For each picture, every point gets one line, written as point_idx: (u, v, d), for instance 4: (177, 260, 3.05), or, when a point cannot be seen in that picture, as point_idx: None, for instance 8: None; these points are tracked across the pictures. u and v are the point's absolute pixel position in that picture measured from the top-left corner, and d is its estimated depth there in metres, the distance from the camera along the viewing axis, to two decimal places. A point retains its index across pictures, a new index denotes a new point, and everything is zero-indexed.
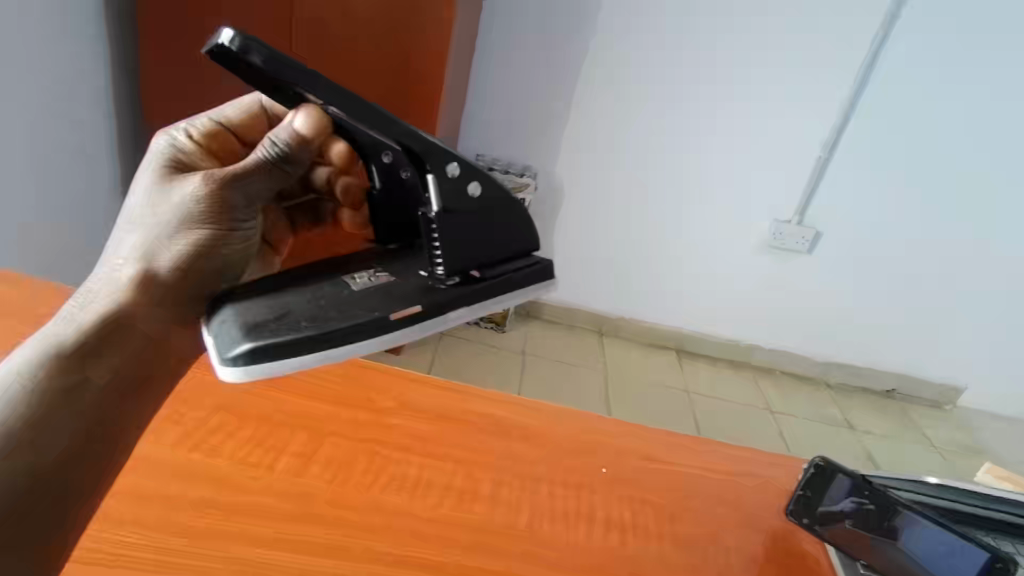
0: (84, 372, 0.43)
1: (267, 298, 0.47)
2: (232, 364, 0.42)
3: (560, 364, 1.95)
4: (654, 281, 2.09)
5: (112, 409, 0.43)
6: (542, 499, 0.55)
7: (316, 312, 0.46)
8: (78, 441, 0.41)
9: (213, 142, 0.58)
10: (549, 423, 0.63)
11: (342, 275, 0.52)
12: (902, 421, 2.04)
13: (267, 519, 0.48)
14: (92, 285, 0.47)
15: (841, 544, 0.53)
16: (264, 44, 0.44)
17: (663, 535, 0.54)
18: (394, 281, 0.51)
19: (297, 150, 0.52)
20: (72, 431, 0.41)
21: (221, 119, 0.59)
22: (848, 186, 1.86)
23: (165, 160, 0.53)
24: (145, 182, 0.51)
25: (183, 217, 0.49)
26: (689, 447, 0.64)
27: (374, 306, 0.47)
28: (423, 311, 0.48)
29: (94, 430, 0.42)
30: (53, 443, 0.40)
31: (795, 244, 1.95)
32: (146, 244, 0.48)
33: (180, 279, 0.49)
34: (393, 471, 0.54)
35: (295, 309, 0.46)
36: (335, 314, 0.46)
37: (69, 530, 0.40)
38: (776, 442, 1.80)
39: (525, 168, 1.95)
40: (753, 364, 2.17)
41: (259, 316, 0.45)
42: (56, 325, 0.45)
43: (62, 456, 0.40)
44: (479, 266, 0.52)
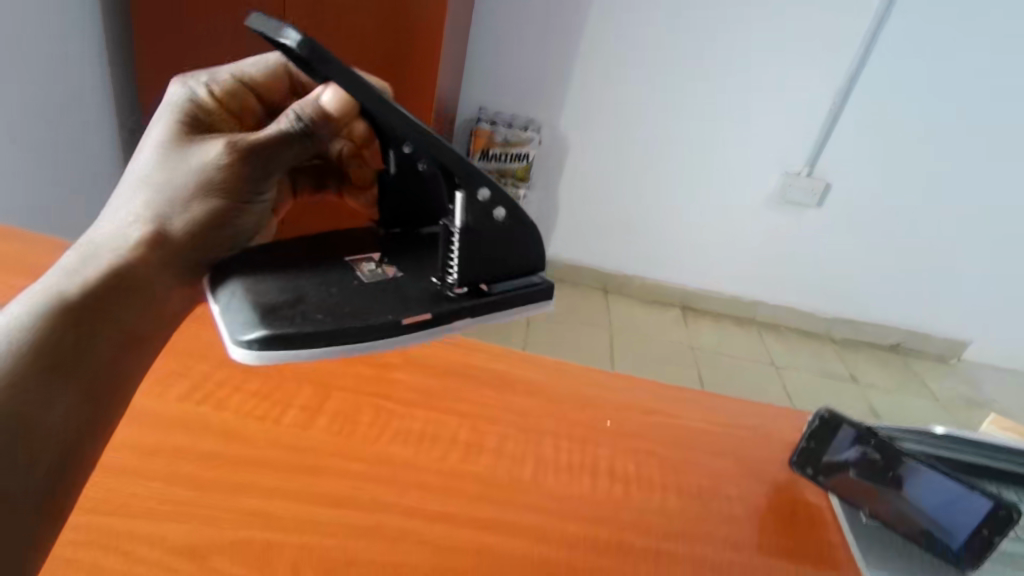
0: (84, 331, 0.42)
1: (279, 283, 0.46)
2: (245, 346, 0.41)
3: (564, 321, 1.96)
4: (659, 238, 2.07)
5: (107, 375, 0.42)
6: (547, 451, 0.55)
7: (330, 304, 0.45)
8: (76, 401, 0.40)
9: (235, 101, 0.57)
10: (554, 379, 0.63)
11: (351, 261, 0.51)
12: (905, 372, 2.06)
13: (273, 470, 0.48)
14: (96, 234, 0.47)
15: (844, 493, 0.54)
16: (328, 52, 0.41)
17: (666, 486, 0.54)
18: (404, 278, 0.50)
19: (318, 125, 0.54)
20: (68, 389, 0.40)
21: (243, 76, 0.58)
22: (859, 143, 1.83)
23: (181, 114, 0.53)
24: (157, 137, 0.52)
25: (199, 182, 0.50)
26: (692, 400, 0.65)
27: (387, 306, 0.46)
28: (432, 319, 0.46)
29: (93, 393, 0.41)
30: (52, 397, 0.39)
31: (803, 197, 1.92)
32: (156, 206, 0.49)
33: (188, 241, 0.50)
34: (401, 423, 0.54)
35: (309, 296, 0.45)
36: (349, 308, 0.45)
37: (68, 481, 0.38)
38: (778, 395, 1.82)
39: (528, 121, 1.91)
40: (757, 319, 2.17)
41: (273, 300, 0.44)
42: (59, 276, 0.44)
43: (57, 416, 0.39)
44: (489, 279, 0.50)
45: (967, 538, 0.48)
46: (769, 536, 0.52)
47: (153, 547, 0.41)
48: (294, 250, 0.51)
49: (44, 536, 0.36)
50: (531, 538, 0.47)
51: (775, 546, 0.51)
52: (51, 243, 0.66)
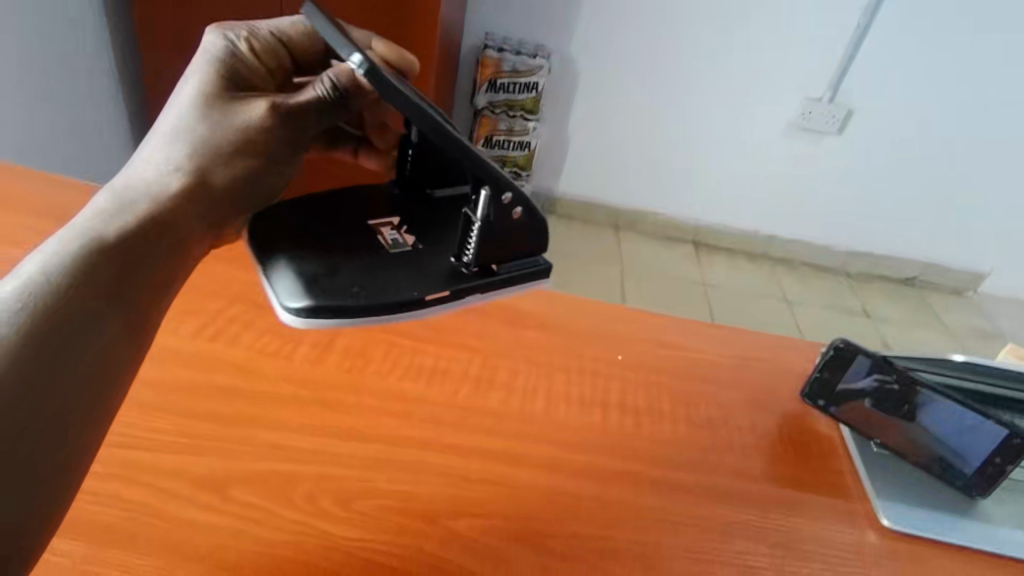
0: (120, 278, 0.37)
1: (319, 253, 0.44)
2: (293, 311, 0.39)
3: (576, 258, 1.96)
4: (674, 171, 2.05)
5: (138, 328, 0.37)
6: (559, 385, 0.55)
7: (361, 276, 0.43)
8: (99, 353, 0.35)
9: (272, 60, 0.51)
10: (565, 314, 0.63)
11: (372, 225, 0.48)
12: (918, 305, 2.07)
13: (286, 405, 0.48)
14: (134, 174, 0.41)
15: (855, 423, 0.54)
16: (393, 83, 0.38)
17: (678, 417, 0.54)
18: (424, 249, 0.46)
19: (354, 96, 0.50)
20: (95, 341, 0.35)
21: (279, 34, 0.53)
22: (881, 66, 1.81)
23: (220, 66, 0.47)
24: (196, 86, 0.46)
25: (239, 141, 0.45)
26: (705, 333, 0.64)
27: (408, 281, 0.43)
28: (451, 296, 0.43)
29: (119, 343, 0.36)
30: (68, 348, 0.34)
31: (823, 124, 1.90)
32: (195, 159, 0.43)
33: (229, 199, 0.44)
34: (411, 358, 0.54)
35: (345, 267, 0.43)
36: (377, 280, 0.42)
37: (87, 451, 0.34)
38: (791, 328, 1.84)
39: (539, 48, 1.86)
40: (772, 256, 2.15)
41: (311, 270, 0.42)
42: (93, 217, 0.38)
43: (73, 367, 0.34)
44: (499, 259, 0.45)
45: (979, 466, 0.49)
46: (780, 466, 0.52)
47: (172, 478, 0.42)
48: (320, 216, 0.48)
49: (58, 500, 0.33)
50: (544, 468, 0.48)
51: (786, 475, 0.51)
52: (53, 182, 0.65)
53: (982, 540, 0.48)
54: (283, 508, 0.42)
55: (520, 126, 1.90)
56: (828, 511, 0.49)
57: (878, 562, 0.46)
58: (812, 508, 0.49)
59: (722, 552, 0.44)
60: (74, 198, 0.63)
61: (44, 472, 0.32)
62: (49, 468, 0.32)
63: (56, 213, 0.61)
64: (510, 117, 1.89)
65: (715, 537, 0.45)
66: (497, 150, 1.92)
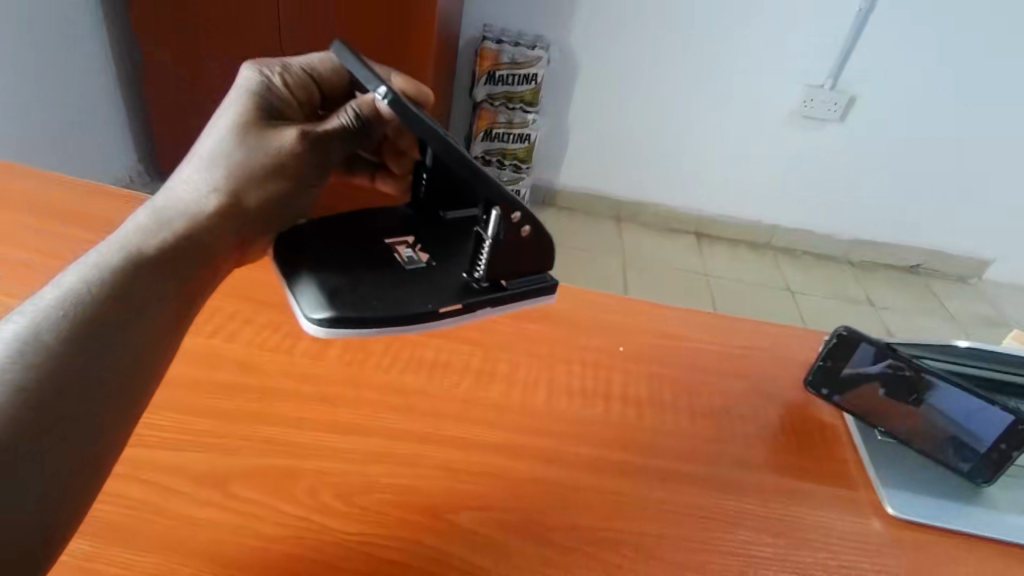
0: (154, 292, 0.37)
1: (343, 271, 0.43)
2: (315, 321, 0.39)
3: (577, 251, 1.96)
4: (676, 162, 2.04)
5: (167, 341, 0.37)
6: (561, 378, 0.55)
7: (378, 287, 0.42)
8: (131, 360, 0.35)
9: (303, 94, 0.51)
10: (566, 305, 0.63)
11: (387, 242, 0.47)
12: (922, 293, 2.07)
13: (287, 399, 0.48)
14: (168, 200, 0.42)
15: (859, 411, 0.54)
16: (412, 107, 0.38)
17: (680, 408, 0.54)
18: (438, 265, 0.46)
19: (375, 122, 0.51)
20: (128, 350, 0.35)
21: (309, 69, 0.51)
22: (883, 53, 1.79)
23: (254, 98, 0.48)
24: (232, 113, 0.46)
25: (274, 167, 0.46)
26: (708, 323, 0.64)
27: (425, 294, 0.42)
28: (463, 309, 0.43)
29: (150, 353, 0.36)
30: (106, 353, 0.34)
31: (825, 112, 1.89)
32: (228, 181, 0.44)
33: (260, 219, 0.45)
34: (414, 353, 0.54)
35: (366, 279, 0.42)
36: (394, 292, 0.42)
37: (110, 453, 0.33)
38: (793, 318, 1.83)
39: (537, 39, 1.85)
40: (774, 246, 2.15)
41: (332, 282, 0.41)
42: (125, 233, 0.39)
43: (106, 373, 0.33)
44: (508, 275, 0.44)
45: (984, 453, 0.49)
46: (783, 455, 0.52)
47: (172, 474, 0.42)
48: (343, 237, 0.46)
49: (77, 505, 0.31)
50: (547, 461, 0.48)
51: (790, 464, 0.51)
52: (51, 179, 0.65)
53: (987, 527, 0.47)
54: (283, 503, 0.42)
55: (519, 118, 1.89)
56: (832, 500, 0.48)
57: (883, 550, 0.45)
58: (816, 498, 0.48)
59: (726, 543, 0.44)
60: (73, 196, 0.63)
61: (78, 463, 0.31)
62: (80, 460, 0.32)
63: (56, 211, 0.61)
64: (509, 109, 1.88)
65: (719, 527, 0.45)
66: (497, 143, 1.92)
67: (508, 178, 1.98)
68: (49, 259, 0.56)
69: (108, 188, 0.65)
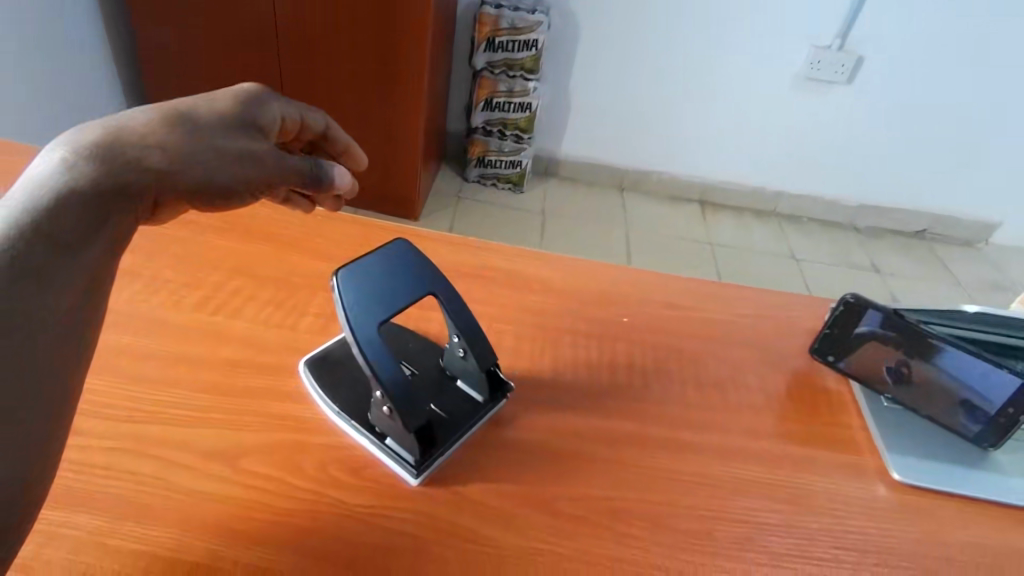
0: (122, 212, 0.33)
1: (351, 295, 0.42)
2: (309, 385, 0.48)
3: (580, 222, 1.96)
4: (679, 129, 2.03)
5: (100, 296, 0.33)
6: (564, 349, 0.55)
7: (347, 384, 0.48)
8: (66, 316, 0.31)
9: None
10: (569, 277, 0.62)
11: (406, 354, 0.50)
12: (927, 258, 2.07)
13: (292, 376, 0.48)
14: (199, 102, 0.38)
15: (864, 377, 0.54)
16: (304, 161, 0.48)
17: (685, 378, 0.54)
18: (414, 378, 0.48)
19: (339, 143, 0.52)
20: (64, 294, 0.30)
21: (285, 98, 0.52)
22: (893, 13, 1.75)
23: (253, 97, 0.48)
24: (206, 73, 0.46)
25: None
26: (713, 292, 0.63)
27: (353, 403, 0.46)
28: (364, 434, 0.44)
29: (83, 305, 0.31)
30: (39, 292, 0.29)
31: (832, 74, 1.86)
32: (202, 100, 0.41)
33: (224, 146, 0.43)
34: (418, 327, 0.54)
35: (347, 374, 0.48)
36: (347, 394, 0.47)
37: (50, 461, 0.30)
38: (798, 285, 1.83)
39: (536, 3, 1.81)
40: (778, 214, 2.16)
41: (332, 370, 0.48)
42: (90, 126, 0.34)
43: (37, 336, 0.29)
44: (391, 443, 0.44)
45: (992, 416, 0.48)
46: (789, 423, 0.52)
47: (182, 450, 0.42)
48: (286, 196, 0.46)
49: (29, 507, 0.29)
50: (553, 432, 0.48)
51: (795, 433, 0.51)
52: None
53: (990, 490, 0.48)
54: (293, 477, 0.42)
55: (520, 86, 1.86)
56: (838, 467, 0.49)
57: (889, 516, 0.46)
58: (822, 465, 0.49)
59: (732, 511, 0.44)
60: None
61: (13, 470, 0.28)
62: (20, 467, 0.28)
63: None
64: (509, 78, 1.85)
65: (725, 495, 0.45)
66: (497, 112, 1.91)
67: (510, 149, 1.96)
68: None
69: None
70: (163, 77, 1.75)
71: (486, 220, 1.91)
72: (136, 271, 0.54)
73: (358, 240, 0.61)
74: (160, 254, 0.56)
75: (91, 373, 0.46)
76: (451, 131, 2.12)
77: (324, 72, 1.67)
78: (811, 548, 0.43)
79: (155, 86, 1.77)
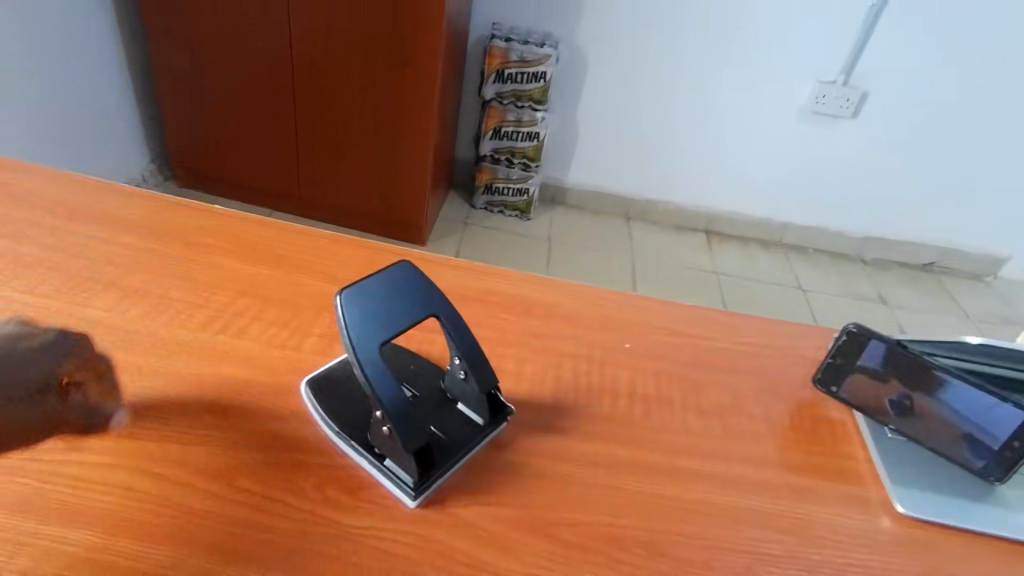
0: None
1: (355, 313, 0.42)
2: (310, 404, 0.48)
3: (586, 249, 1.97)
4: (684, 160, 2.05)
5: None
6: (567, 374, 0.55)
7: (347, 404, 0.48)
8: None
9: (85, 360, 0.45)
10: (571, 302, 0.62)
11: (407, 376, 0.51)
12: (936, 291, 2.06)
13: (294, 396, 0.49)
14: None
15: (866, 409, 0.54)
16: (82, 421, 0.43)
17: (687, 405, 0.54)
18: (415, 399, 0.49)
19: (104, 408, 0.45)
20: None
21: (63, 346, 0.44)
22: (896, 49, 1.78)
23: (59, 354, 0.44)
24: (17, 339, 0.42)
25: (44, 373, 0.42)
26: (716, 320, 0.63)
27: (352, 423, 0.46)
28: (362, 455, 0.44)
29: None
30: None
31: (837, 107, 1.88)
32: None
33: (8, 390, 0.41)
34: (420, 349, 0.55)
35: (348, 394, 0.49)
36: (347, 414, 0.47)
37: None
38: (803, 314, 1.82)
39: (545, 37, 1.85)
40: (784, 244, 2.16)
41: (333, 390, 0.49)
42: None
43: None
44: (388, 465, 0.44)
45: (996, 451, 0.48)
46: (792, 453, 0.51)
47: (179, 467, 0.42)
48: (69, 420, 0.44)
49: None
50: (553, 456, 0.48)
51: (797, 462, 0.50)
52: (67, 179, 0.66)
53: (999, 525, 0.47)
54: (289, 496, 0.42)
55: (528, 116, 1.89)
56: (841, 498, 0.48)
57: (894, 549, 0.45)
58: (825, 496, 0.48)
59: (733, 540, 0.44)
60: (84, 193, 0.64)
61: None
62: None
63: (67, 210, 0.62)
64: (517, 108, 1.88)
65: (727, 524, 0.45)
66: (505, 141, 1.94)
67: (517, 176, 1.98)
68: (61, 256, 0.57)
69: (120, 188, 0.67)
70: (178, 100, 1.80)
71: (492, 246, 1.92)
72: (142, 289, 0.55)
73: (363, 262, 0.62)
74: (169, 274, 0.57)
75: (96, 388, 0.46)
76: (459, 159, 2.15)
77: (333, 100, 1.71)
78: None
79: (171, 109, 1.82)
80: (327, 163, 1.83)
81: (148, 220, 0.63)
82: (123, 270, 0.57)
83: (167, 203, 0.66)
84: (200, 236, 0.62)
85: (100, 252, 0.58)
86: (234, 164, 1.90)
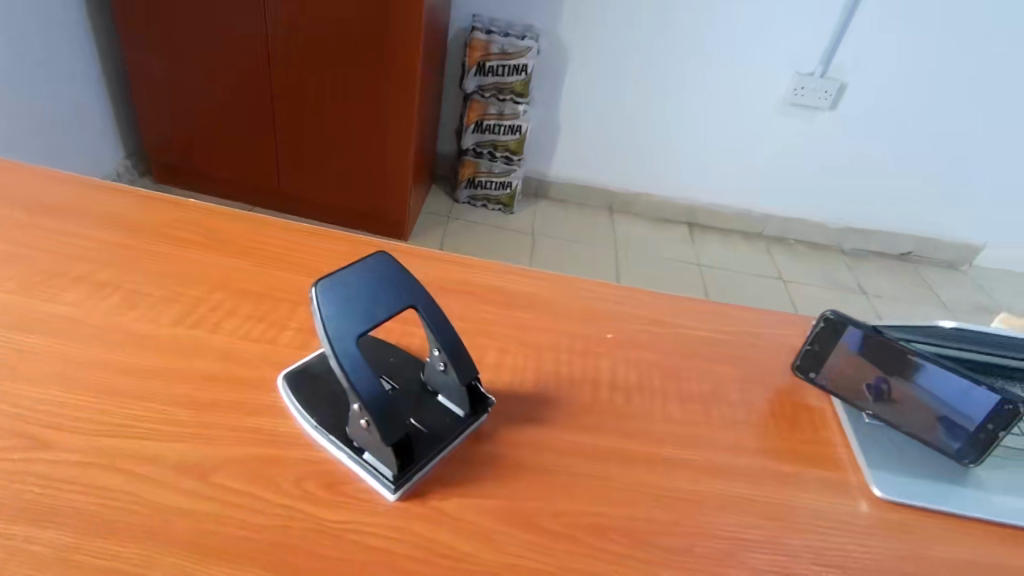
0: None
1: (331, 305, 0.41)
2: (288, 399, 0.47)
3: (569, 242, 1.97)
4: (666, 152, 2.05)
5: None
6: (548, 364, 0.55)
7: (326, 398, 0.47)
8: None
9: None
10: (552, 293, 0.62)
11: (385, 369, 0.50)
12: (914, 280, 2.09)
13: (271, 390, 0.48)
14: None
15: (844, 394, 0.54)
16: None
17: (668, 394, 0.54)
18: (394, 392, 0.48)
19: None
20: None
21: None
22: (874, 42, 1.79)
23: None
24: None
25: None
26: (696, 310, 0.63)
27: (332, 417, 0.46)
28: (340, 449, 0.44)
29: None
30: None
31: (816, 99, 1.89)
32: None
33: None
34: (400, 342, 0.54)
35: (326, 388, 0.48)
36: (325, 408, 0.46)
37: None
38: (784, 303, 1.83)
39: (526, 29, 1.84)
40: (765, 236, 2.18)
41: (312, 385, 0.48)
42: None
43: None
44: (367, 459, 0.43)
45: (971, 433, 0.48)
46: (772, 440, 0.51)
47: (153, 465, 0.41)
48: None
49: None
50: (534, 447, 0.47)
51: (778, 449, 0.51)
52: (34, 174, 0.64)
53: (971, 507, 0.48)
54: (266, 491, 0.41)
55: (510, 109, 1.89)
56: (818, 483, 0.48)
57: (872, 532, 0.45)
58: (803, 480, 0.48)
59: (713, 526, 0.44)
60: (52, 189, 0.63)
61: None
62: None
63: (37, 204, 0.60)
64: (499, 101, 1.88)
65: (708, 511, 0.45)
66: (488, 134, 1.93)
67: (500, 170, 1.97)
68: (31, 252, 0.55)
69: (91, 182, 0.65)
70: (153, 94, 1.76)
71: (476, 240, 1.92)
72: (114, 285, 0.54)
73: (343, 255, 0.61)
74: (142, 269, 0.56)
75: (66, 386, 0.45)
76: (441, 152, 2.13)
77: (311, 93, 1.69)
78: (792, 564, 0.43)
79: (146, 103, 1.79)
80: (307, 157, 1.81)
81: (121, 214, 0.61)
82: (96, 265, 0.55)
83: (140, 197, 0.65)
84: (173, 230, 0.61)
85: (72, 247, 0.57)
86: (211, 159, 1.87)
